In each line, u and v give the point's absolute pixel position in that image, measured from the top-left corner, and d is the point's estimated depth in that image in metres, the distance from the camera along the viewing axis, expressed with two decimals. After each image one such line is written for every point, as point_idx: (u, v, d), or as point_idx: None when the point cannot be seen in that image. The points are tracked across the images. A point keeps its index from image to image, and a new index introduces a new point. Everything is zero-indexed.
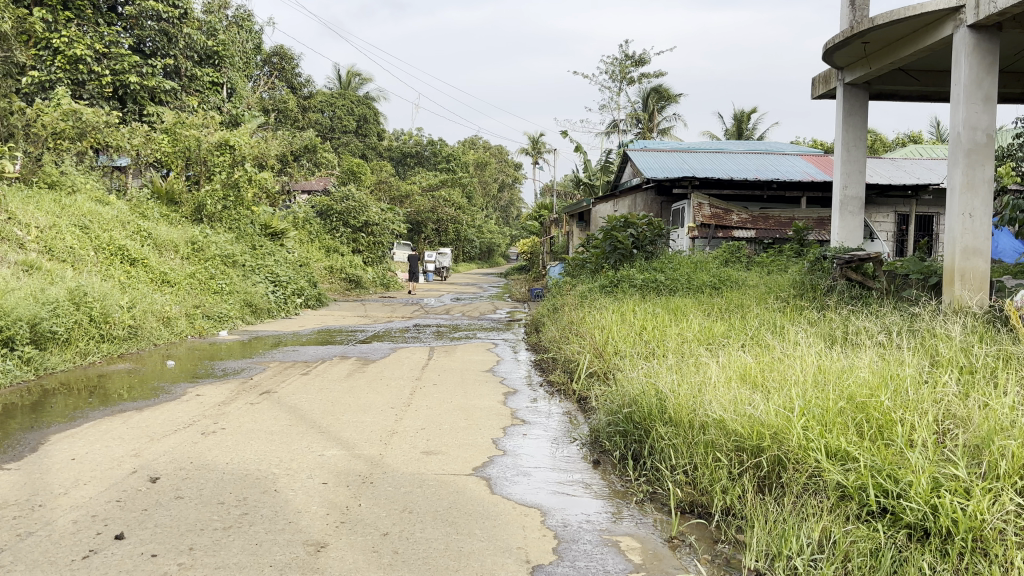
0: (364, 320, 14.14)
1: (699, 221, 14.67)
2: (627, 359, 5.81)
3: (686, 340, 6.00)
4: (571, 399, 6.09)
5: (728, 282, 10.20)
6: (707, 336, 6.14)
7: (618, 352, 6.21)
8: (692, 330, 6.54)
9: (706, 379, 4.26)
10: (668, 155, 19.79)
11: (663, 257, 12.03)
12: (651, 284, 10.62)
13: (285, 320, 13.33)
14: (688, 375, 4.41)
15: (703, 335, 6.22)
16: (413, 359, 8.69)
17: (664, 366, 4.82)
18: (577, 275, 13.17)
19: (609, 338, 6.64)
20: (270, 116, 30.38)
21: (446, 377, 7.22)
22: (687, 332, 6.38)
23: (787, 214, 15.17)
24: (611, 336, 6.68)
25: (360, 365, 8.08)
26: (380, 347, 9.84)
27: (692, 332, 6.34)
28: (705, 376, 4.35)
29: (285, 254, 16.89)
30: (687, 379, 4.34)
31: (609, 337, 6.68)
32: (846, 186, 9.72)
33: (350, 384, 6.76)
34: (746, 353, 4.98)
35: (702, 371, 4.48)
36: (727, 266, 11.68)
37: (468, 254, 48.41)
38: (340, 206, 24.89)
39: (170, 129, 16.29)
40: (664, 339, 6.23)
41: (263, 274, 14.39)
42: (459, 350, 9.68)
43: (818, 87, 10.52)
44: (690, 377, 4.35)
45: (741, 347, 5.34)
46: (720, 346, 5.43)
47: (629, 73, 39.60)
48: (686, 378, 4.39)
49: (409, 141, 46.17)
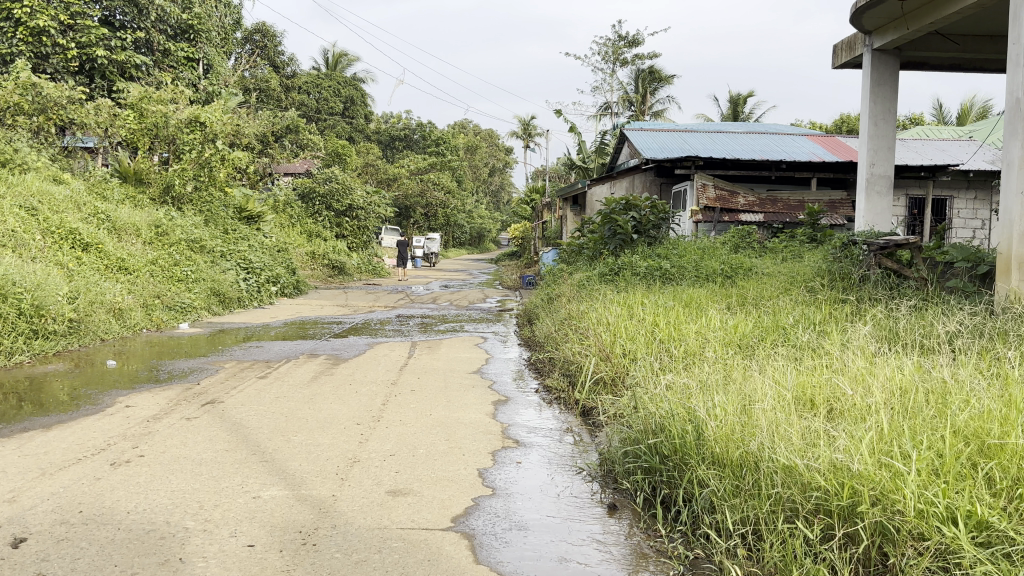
0: (344, 310, 13.17)
1: (703, 204, 13.65)
2: (643, 365, 4.85)
3: (712, 343, 5.03)
4: (573, 411, 5.14)
5: (742, 271, 9.23)
6: (733, 337, 5.19)
7: (631, 356, 5.24)
8: (715, 330, 5.58)
9: (754, 402, 3.30)
10: (668, 135, 18.80)
11: (668, 244, 11.06)
12: (656, 273, 9.65)
13: (257, 310, 12.33)
14: (729, 395, 3.45)
15: (728, 334, 5.28)
16: (392, 357, 7.71)
17: (693, 381, 3.86)
18: (573, 262, 12.20)
19: (618, 337, 5.68)
20: (251, 95, 29.22)
21: (427, 380, 6.25)
22: (709, 333, 5.42)
23: (797, 196, 14.24)
24: (620, 336, 5.72)
25: (330, 364, 7.10)
26: (356, 342, 8.87)
27: (717, 332, 5.38)
28: (751, 397, 3.39)
29: (261, 239, 15.87)
30: (731, 400, 3.38)
31: (618, 336, 5.72)
32: (873, 163, 8.75)
33: (313, 390, 5.78)
34: (793, 362, 4.03)
35: (746, 389, 3.52)
36: (737, 252, 10.75)
37: (458, 239, 47.41)
38: (323, 189, 23.85)
39: (136, 104, 15.08)
40: (684, 340, 5.28)
41: (234, 261, 13.38)
42: (445, 346, 8.71)
43: (840, 54, 9.53)
44: (732, 399, 3.39)
45: (785, 354, 4.38)
46: (755, 353, 4.49)
47: (621, 54, 38.56)
48: (727, 399, 3.43)
49: (398, 124, 45.06)
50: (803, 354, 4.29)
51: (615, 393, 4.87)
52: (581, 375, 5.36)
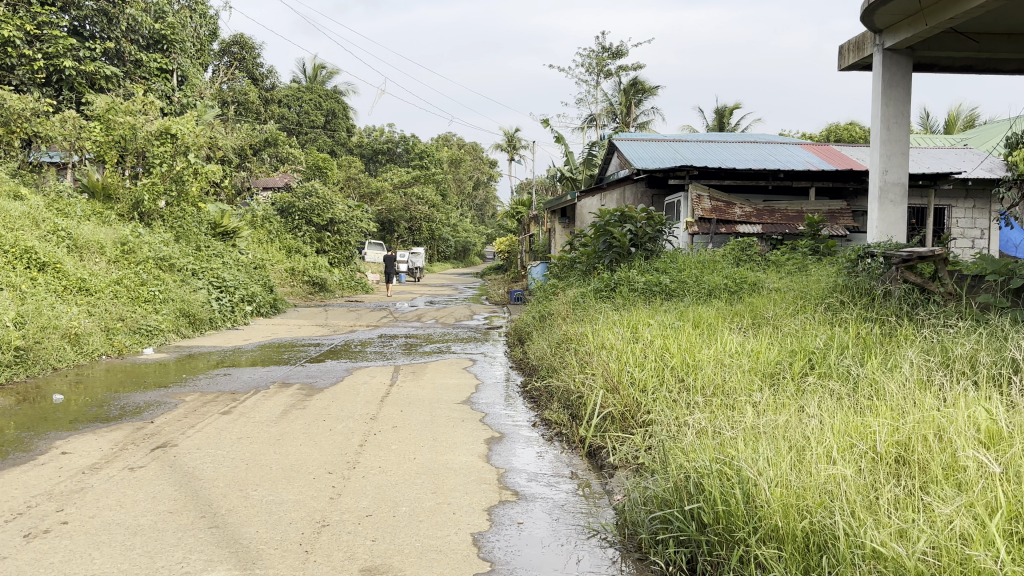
0: (323, 330, 12.49)
1: (698, 215, 13.11)
2: (661, 406, 4.23)
3: (735, 376, 4.43)
4: (579, 452, 4.53)
5: (747, 288, 8.65)
6: (758, 366, 4.61)
7: (646, 390, 4.64)
8: (735, 358, 4.98)
9: (816, 458, 2.70)
10: (659, 145, 18.28)
11: (666, 257, 10.47)
12: (656, 289, 9.06)
13: (230, 331, 11.65)
14: (779, 447, 2.85)
15: (753, 363, 4.69)
16: (374, 384, 7.06)
17: (729, 427, 3.25)
18: (564, 278, 11.60)
19: (627, 367, 5.07)
20: (229, 108, 28.51)
21: (411, 413, 5.61)
22: (731, 362, 4.83)
23: (795, 206, 13.74)
24: (630, 365, 5.11)
25: (304, 395, 6.44)
26: (334, 367, 8.22)
27: (736, 361, 4.79)
28: (806, 452, 2.79)
29: (236, 256, 15.21)
30: (781, 455, 2.79)
31: (627, 365, 5.12)
32: (886, 170, 8.21)
33: (282, 428, 5.13)
34: (843, 402, 3.44)
35: (799, 442, 2.91)
36: (738, 265, 10.20)
37: (443, 253, 46.75)
38: (303, 204, 23.16)
39: (103, 116, 14.35)
40: (705, 372, 4.67)
41: (207, 279, 12.67)
42: (430, 370, 8.05)
43: (846, 55, 8.97)
44: (784, 452, 2.78)
45: (829, 393, 3.77)
46: (792, 390, 3.90)
47: (606, 66, 38.14)
48: (777, 453, 2.82)
49: (381, 137, 44.51)
50: (851, 393, 3.68)
51: (630, 434, 4.26)
52: (587, 410, 4.74)
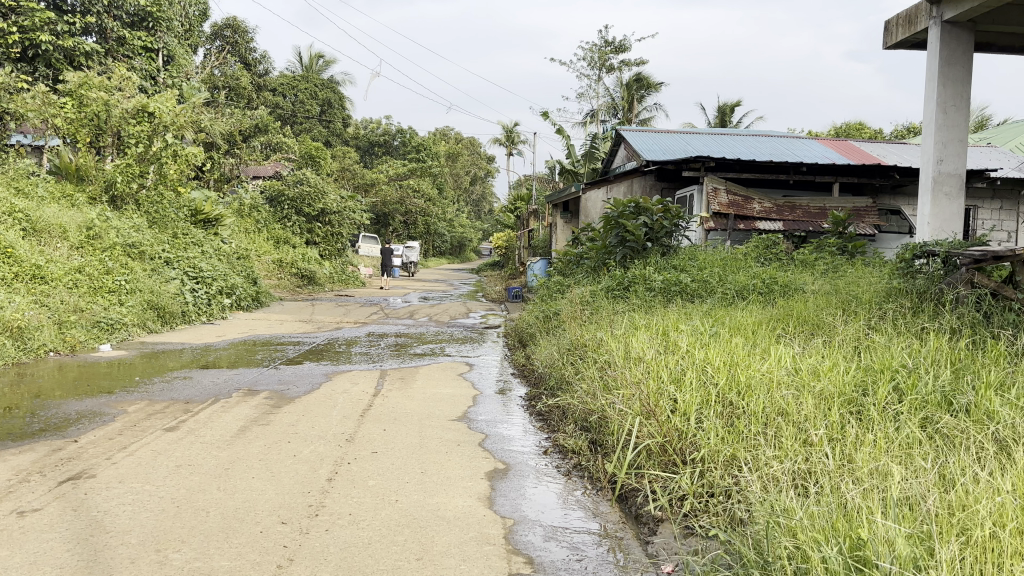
0: (307, 326, 11.50)
1: (714, 210, 12.14)
2: (728, 461, 3.31)
3: (814, 413, 3.49)
4: (611, 498, 3.58)
5: (780, 292, 7.70)
6: (837, 396, 3.66)
7: (698, 426, 3.69)
8: (800, 382, 4.03)
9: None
10: (669, 136, 17.33)
11: (685, 254, 9.51)
12: (677, 291, 8.11)
13: (204, 326, 10.65)
14: (958, 548, 1.91)
15: (828, 392, 3.73)
16: (355, 393, 6.09)
17: (851, 497, 2.32)
18: (570, 275, 10.63)
19: (669, 387, 4.10)
20: (220, 94, 27.45)
21: (396, 434, 4.64)
22: (800, 389, 3.88)
23: (817, 203, 12.78)
24: (673, 386, 4.15)
25: (270, 406, 5.44)
26: (312, 370, 7.22)
27: (806, 388, 3.84)
28: (1002, 558, 1.86)
29: (217, 245, 14.22)
30: (973, 567, 1.83)
31: (669, 386, 4.15)
32: (941, 160, 7.26)
33: (234, 452, 4.14)
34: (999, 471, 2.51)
35: (979, 537, 1.97)
36: (764, 264, 9.24)
37: (438, 248, 45.76)
38: (293, 192, 22.12)
39: (74, 91, 13.34)
40: (771, 406, 3.73)
41: (181, 269, 11.67)
42: (421, 376, 7.07)
43: (894, 31, 8.06)
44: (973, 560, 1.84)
45: (961, 453, 2.84)
46: (907, 451, 2.97)
47: (608, 60, 37.15)
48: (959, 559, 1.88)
49: (377, 129, 43.47)
50: (999, 454, 2.75)
51: (679, 483, 3.32)
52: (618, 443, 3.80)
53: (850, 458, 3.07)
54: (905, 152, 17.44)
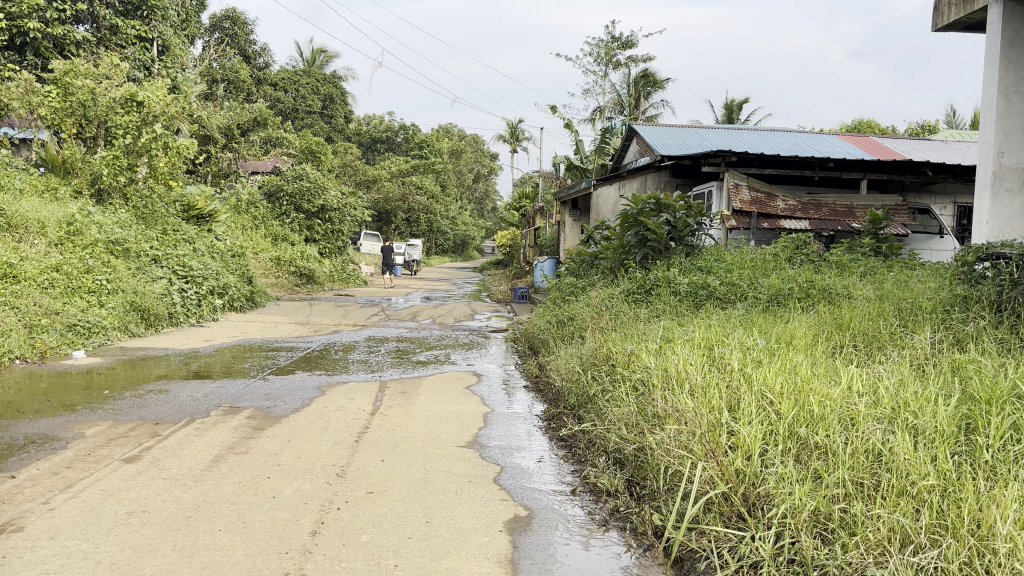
0: (303, 329, 10.81)
1: (736, 207, 11.41)
2: (830, 539, 2.61)
3: (922, 462, 2.79)
4: (665, 566, 2.88)
5: (821, 301, 7.00)
6: (948, 439, 2.94)
7: (770, 472, 2.99)
8: (888, 417, 3.33)
9: None
10: (683, 131, 16.61)
11: (710, 255, 8.81)
12: (705, 296, 7.41)
13: (193, 329, 9.97)
14: None
15: (933, 434, 3.02)
16: (351, 410, 5.39)
17: None
18: (585, 277, 9.93)
19: (727, 418, 3.40)
20: (218, 87, 26.77)
21: (396, 467, 3.94)
22: (891, 427, 3.18)
23: (844, 201, 12.05)
24: (731, 415, 3.44)
25: (253, 428, 4.74)
26: (305, 381, 6.51)
27: (900, 426, 3.14)
28: None
29: (210, 242, 13.54)
30: None
31: (726, 415, 3.45)
32: (1002, 152, 6.55)
33: (201, 492, 3.44)
34: None
35: None
36: (797, 267, 8.53)
37: (441, 247, 45.09)
38: (292, 188, 21.43)
39: (60, 80, 12.66)
40: (861, 448, 3.03)
41: (170, 267, 11.00)
42: (425, 389, 6.36)
43: (945, 12, 7.32)
44: None
45: None
46: None
47: (615, 56, 36.39)
48: None
49: (380, 125, 42.78)
50: None
51: (765, 562, 2.61)
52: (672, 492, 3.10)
53: (989, 534, 2.36)
54: (929, 147, 16.73)
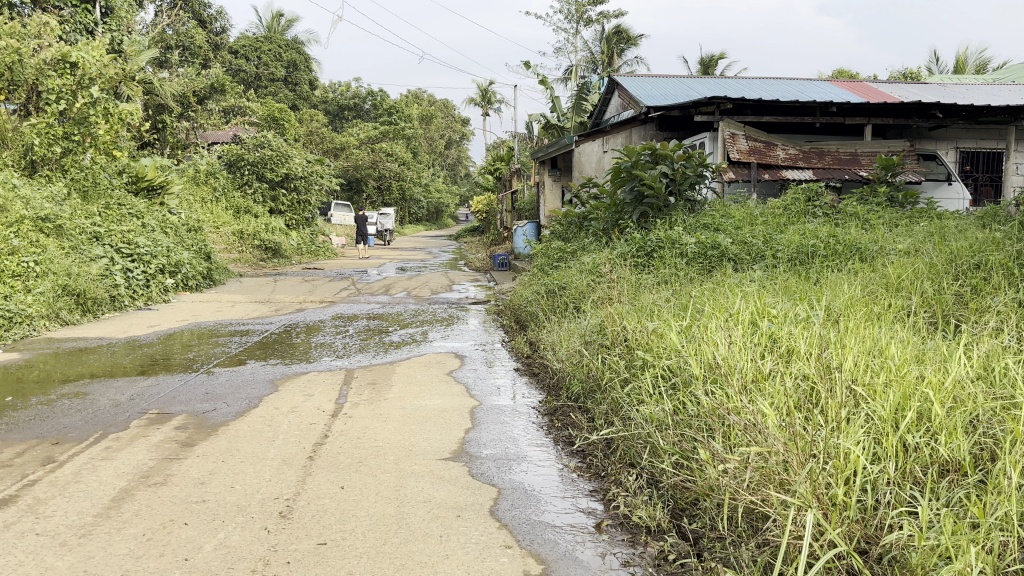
0: (264, 309, 9.76)
1: (734, 158, 10.44)
2: None
3: None
4: None
5: (850, 260, 6.12)
6: None
7: (897, 515, 2.07)
8: None
9: None
10: (667, 82, 15.59)
11: (715, 210, 7.85)
12: (715, 258, 6.49)
13: (140, 312, 8.91)
14: None
15: None
16: (307, 411, 4.40)
17: None
18: (574, 240, 8.96)
19: (816, 427, 2.48)
20: (172, 53, 25.23)
21: (360, 500, 2.98)
22: None
23: (848, 148, 11.16)
24: (818, 422, 2.53)
25: (181, 443, 3.74)
26: (256, 374, 5.50)
27: None
28: None
29: (160, 215, 12.36)
30: None
31: (812, 424, 2.53)
32: None
33: (85, 556, 2.46)
34: None
35: None
36: (811, 221, 7.60)
37: (415, 215, 43.86)
38: (254, 156, 20.18)
39: None
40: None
41: (112, 244, 9.87)
42: (399, 377, 5.38)
43: None
44: None
45: None
46: None
47: (586, 12, 35.03)
48: None
49: (346, 91, 41.23)
50: None
51: None
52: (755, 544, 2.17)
53: None
54: (927, 90, 15.82)
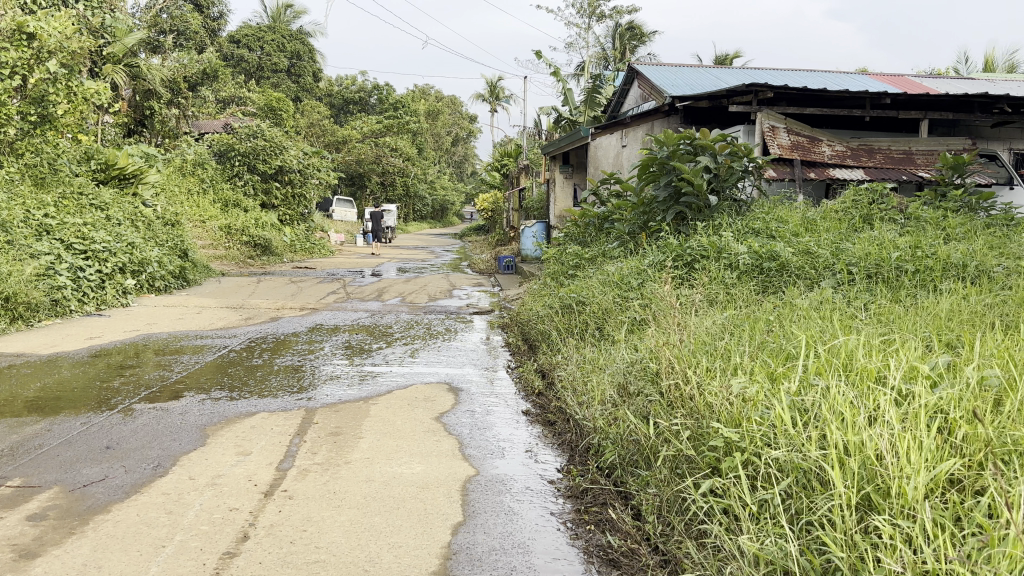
0: (234, 316, 8.50)
1: (776, 153, 9.11)
2: None
3: None
4: None
5: (949, 278, 4.86)
6: None
7: None
8: None
9: None
10: (692, 71, 14.28)
11: (766, 212, 6.57)
12: (774, 273, 5.24)
13: (89, 320, 7.66)
14: None
15: None
16: (232, 485, 3.11)
17: None
18: (593, 246, 7.69)
19: None
20: (167, 37, 23.96)
21: None
22: None
23: (901, 145, 9.87)
24: None
25: (20, 549, 2.46)
26: (188, 416, 4.23)
27: None
28: None
29: (130, 206, 11.08)
30: None
31: None
32: None
33: None
34: None
35: None
36: (880, 227, 6.30)
37: (419, 212, 42.72)
38: (245, 146, 18.95)
39: None
40: None
41: (62, 239, 8.59)
42: (372, 423, 4.10)
43: None
44: None
45: None
46: None
47: (598, 7, 33.48)
48: None
49: (352, 85, 39.98)
50: None
51: None
52: None
53: None
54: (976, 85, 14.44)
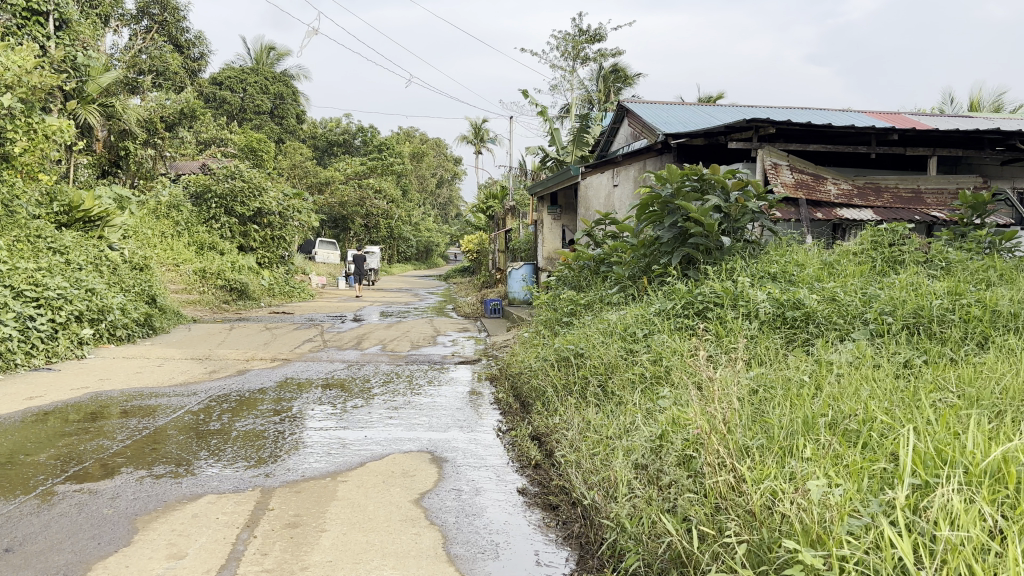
0: (199, 369, 7.79)
1: (780, 191, 8.58)
2: None
3: None
4: None
5: (999, 329, 4.28)
6: None
7: None
8: None
9: None
10: (685, 108, 13.85)
11: (780, 255, 6.00)
12: (799, 323, 4.65)
13: (34, 375, 6.93)
14: None
15: None
16: None
17: None
18: (589, 291, 7.08)
19: None
20: (145, 78, 23.42)
21: None
22: None
23: (909, 183, 9.39)
24: None
25: None
26: (119, 502, 3.52)
27: None
28: None
29: (94, 250, 10.39)
30: None
31: None
32: None
33: None
34: None
35: None
36: (907, 271, 5.73)
37: (404, 254, 42.11)
38: (223, 188, 18.33)
39: None
40: None
41: (11, 286, 7.87)
42: (340, 509, 3.41)
43: None
44: None
45: None
46: None
47: (583, 50, 33.25)
48: None
49: (336, 127, 39.59)
50: None
51: None
52: None
53: None
54: (975, 122, 14.05)
